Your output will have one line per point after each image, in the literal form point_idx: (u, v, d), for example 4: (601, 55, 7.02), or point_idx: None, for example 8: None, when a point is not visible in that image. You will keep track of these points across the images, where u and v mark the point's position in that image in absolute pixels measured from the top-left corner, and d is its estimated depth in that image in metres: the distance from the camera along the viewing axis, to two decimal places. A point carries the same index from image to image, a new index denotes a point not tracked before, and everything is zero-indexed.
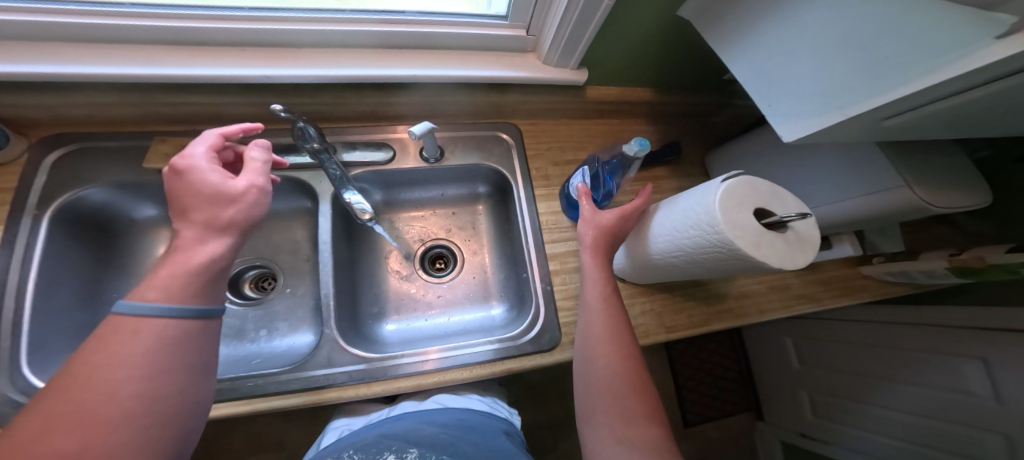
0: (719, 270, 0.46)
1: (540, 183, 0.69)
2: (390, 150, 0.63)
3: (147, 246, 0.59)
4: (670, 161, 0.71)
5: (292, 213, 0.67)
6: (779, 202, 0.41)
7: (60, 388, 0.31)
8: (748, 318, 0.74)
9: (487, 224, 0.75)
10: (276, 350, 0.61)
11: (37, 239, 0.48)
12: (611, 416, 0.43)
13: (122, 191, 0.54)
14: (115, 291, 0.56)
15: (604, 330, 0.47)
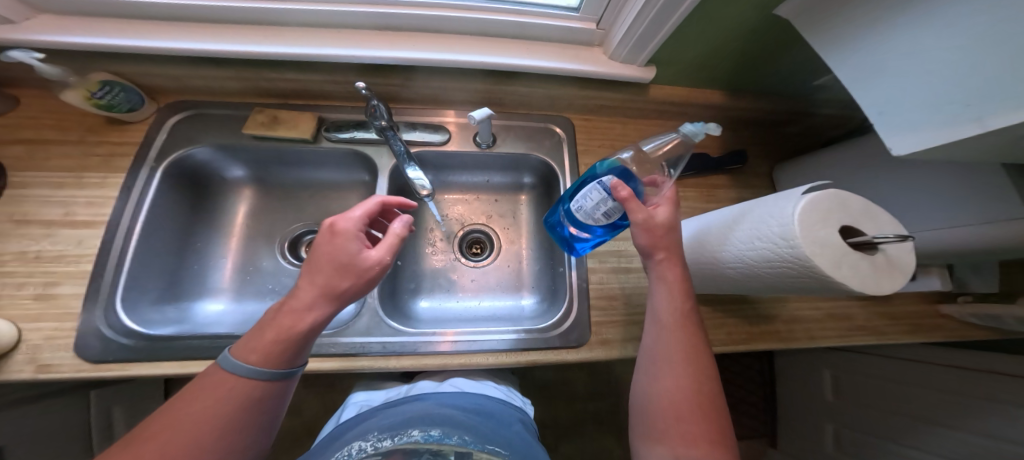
0: (782, 287, 0.45)
1: None
2: (446, 133, 0.65)
3: (229, 204, 0.64)
4: (734, 168, 0.70)
5: (349, 185, 0.68)
6: (871, 221, 0.40)
7: (144, 437, 0.34)
8: (794, 343, 0.71)
9: (528, 215, 0.76)
10: None
11: (149, 189, 0.54)
12: (668, 440, 0.40)
13: (221, 152, 0.60)
14: (199, 242, 0.61)
15: (671, 353, 0.43)
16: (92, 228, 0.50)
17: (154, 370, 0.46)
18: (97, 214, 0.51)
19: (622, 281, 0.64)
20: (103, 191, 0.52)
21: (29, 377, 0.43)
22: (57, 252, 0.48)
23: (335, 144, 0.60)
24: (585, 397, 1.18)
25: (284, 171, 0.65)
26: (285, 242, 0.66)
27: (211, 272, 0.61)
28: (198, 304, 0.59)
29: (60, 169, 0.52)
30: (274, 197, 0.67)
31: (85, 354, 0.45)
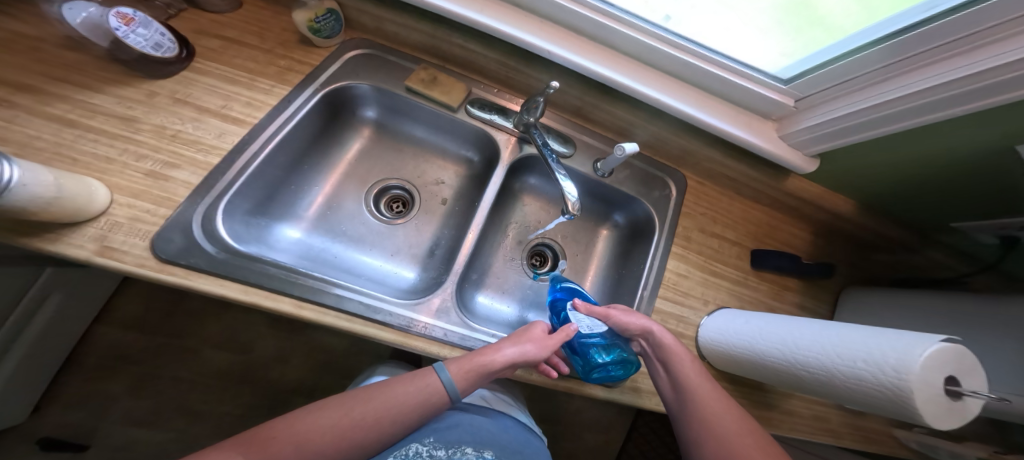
0: (856, 402, 0.47)
1: (681, 242, 0.69)
2: (571, 148, 0.68)
3: (346, 140, 0.64)
4: (815, 278, 0.73)
5: (450, 158, 0.69)
6: (971, 378, 0.41)
7: (369, 391, 0.43)
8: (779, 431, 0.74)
9: (603, 252, 0.77)
10: (379, 276, 0.60)
11: (305, 106, 0.55)
12: None
13: (377, 94, 0.61)
14: (306, 166, 0.60)
15: (713, 412, 0.44)
16: (240, 127, 0.49)
17: (216, 287, 0.43)
18: (251, 115, 0.50)
19: None
20: (258, 94, 0.52)
21: (85, 258, 0.39)
22: (193, 137, 0.47)
23: (469, 119, 0.62)
24: (537, 418, 1.19)
25: (405, 125, 0.66)
26: (375, 189, 0.66)
27: (301, 198, 0.60)
28: (278, 227, 0.57)
29: (243, 69, 0.52)
30: (383, 144, 0.67)
31: (158, 251, 0.41)
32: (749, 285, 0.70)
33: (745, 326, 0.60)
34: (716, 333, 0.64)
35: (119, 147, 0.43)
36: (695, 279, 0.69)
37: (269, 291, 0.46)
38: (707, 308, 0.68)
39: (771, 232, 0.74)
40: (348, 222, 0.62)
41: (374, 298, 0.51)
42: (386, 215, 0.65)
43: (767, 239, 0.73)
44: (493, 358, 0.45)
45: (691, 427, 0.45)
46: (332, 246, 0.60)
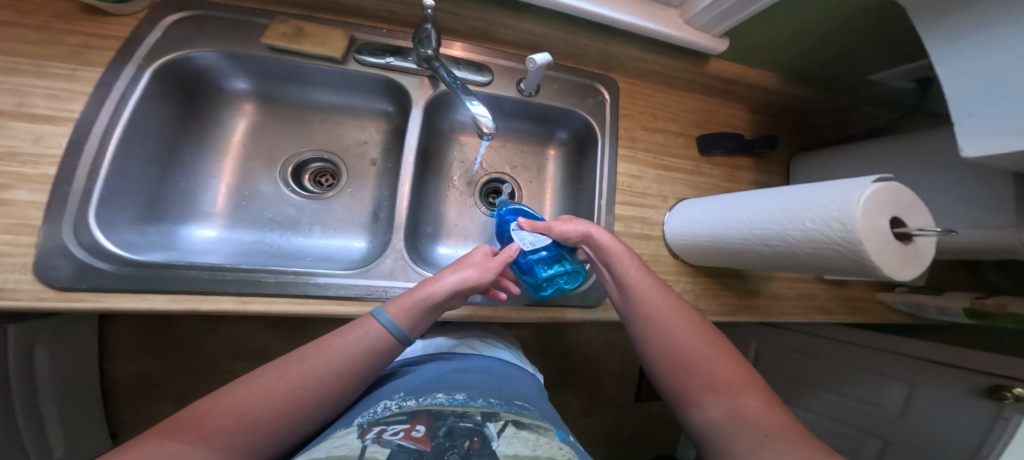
0: (819, 266, 0.47)
1: (626, 143, 0.68)
2: (489, 75, 0.62)
3: (225, 119, 0.57)
4: (760, 153, 0.75)
5: (367, 113, 0.62)
6: (914, 216, 0.41)
7: (305, 351, 0.39)
8: (770, 317, 0.76)
9: (556, 173, 0.76)
10: (326, 252, 0.56)
11: (135, 90, 0.45)
12: (708, 392, 0.39)
13: (227, 59, 0.51)
14: (187, 156, 0.54)
15: (662, 310, 0.46)
16: (60, 126, 0.41)
17: (139, 303, 0.40)
18: (66, 109, 0.42)
19: (641, 247, 0.68)
20: (76, 85, 0.43)
21: None
22: (7, 148, 0.39)
23: (363, 69, 0.54)
24: (550, 356, 1.22)
25: (289, 88, 0.57)
26: (289, 165, 0.59)
27: (202, 192, 0.54)
28: (186, 228, 0.51)
29: (22, 54, 0.42)
30: (275, 115, 0.59)
31: (50, 281, 0.37)
32: (704, 172, 0.71)
33: (702, 217, 0.60)
34: (682, 227, 0.64)
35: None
36: (649, 178, 0.69)
37: (199, 294, 0.42)
38: (668, 204, 0.70)
39: (711, 118, 0.73)
40: (271, 206, 0.56)
41: (319, 273, 0.47)
42: (312, 190, 0.59)
43: (710, 126, 0.73)
44: (434, 288, 0.43)
45: (636, 323, 0.47)
46: (265, 236, 0.55)
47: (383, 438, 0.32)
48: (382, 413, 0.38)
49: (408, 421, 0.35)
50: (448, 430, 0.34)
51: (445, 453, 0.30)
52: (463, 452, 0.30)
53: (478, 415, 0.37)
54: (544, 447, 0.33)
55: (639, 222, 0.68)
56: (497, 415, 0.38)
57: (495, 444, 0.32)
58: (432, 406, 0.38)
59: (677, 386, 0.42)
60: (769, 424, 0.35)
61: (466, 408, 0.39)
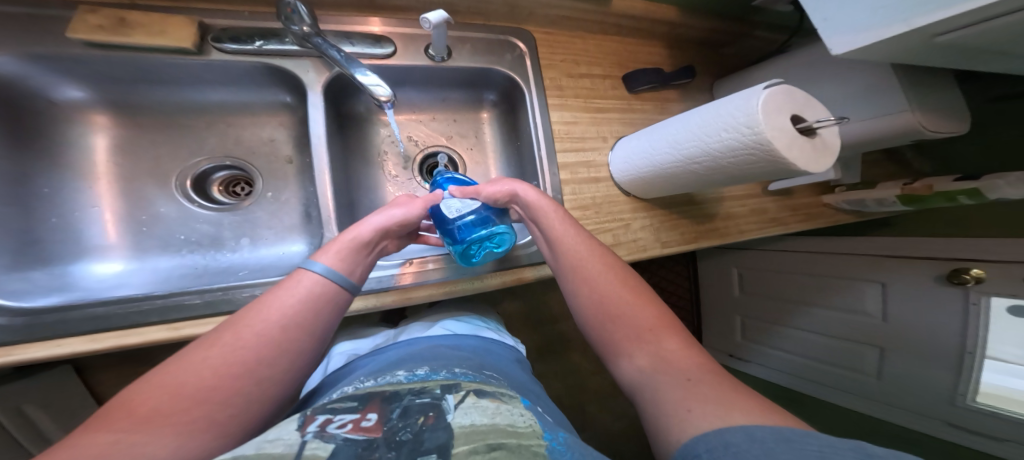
0: (745, 174, 0.48)
1: (554, 93, 0.67)
2: (391, 45, 0.58)
3: (79, 139, 0.49)
4: (682, 83, 0.77)
5: (264, 107, 0.57)
6: (811, 110, 0.43)
7: (233, 323, 0.36)
8: (729, 238, 0.78)
9: (493, 135, 0.74)
10: (262, 260, 0.52)
11: None
12: (632, 343, 0.41)
13: (38, 65, 0.43)
14: (47, 187, 0.46)
15: (592, 264, 0.46)
16: None
17: (58, 351, 0.36)
18: None
19: (592, 190, 0.67)
20: None
21: None
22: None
23: (230, 58, 0.48)
24: (540, 327, 1.23)
25: (147, 90, 0.50)
26: (188, 178, 0.54)
27: (85, 225, 0.47)
28: (81, 266, 0.45)
29: None
30: (146, 127, 0.52)
31: None
32: (636, 109, 0.73)
33: (638, 148, 0.61)
34: (624, 164, 0.64)
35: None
36: (586, 122, 0.68)
37: (119, 330, 0.38)
38: (609, 144, 0.70)
39: (631, 59, 0.74)
40: (182, 227, 0.51)
41: (253, 284, 0.42)
42: (225, 201, 0.55)
43: (632, 64, 0.74)
44: (360, 228, 0.44)
45: (567, 281, 0.48)
46: (185, 259, 0.50)
47: (327, 432, 0.28)
48: (337, 395, 0.37)
49: (359, 408, 0.32)
50: (402, 410, 0.32)
51: (395, 436, 0.28)
52: (415, 431, 0.29)
53: (438, 388, 0.36)
54: (505, 414, 0.31)
55: (583, 166, 0.67)
56: (458, 385, 0.36)
57: (450, 416, 0.30)
58: (385, 388, 0.37)
59: (606, 335, 0.43)
60: (686, 365, 0.37)
61: (424, 383, 0.37)
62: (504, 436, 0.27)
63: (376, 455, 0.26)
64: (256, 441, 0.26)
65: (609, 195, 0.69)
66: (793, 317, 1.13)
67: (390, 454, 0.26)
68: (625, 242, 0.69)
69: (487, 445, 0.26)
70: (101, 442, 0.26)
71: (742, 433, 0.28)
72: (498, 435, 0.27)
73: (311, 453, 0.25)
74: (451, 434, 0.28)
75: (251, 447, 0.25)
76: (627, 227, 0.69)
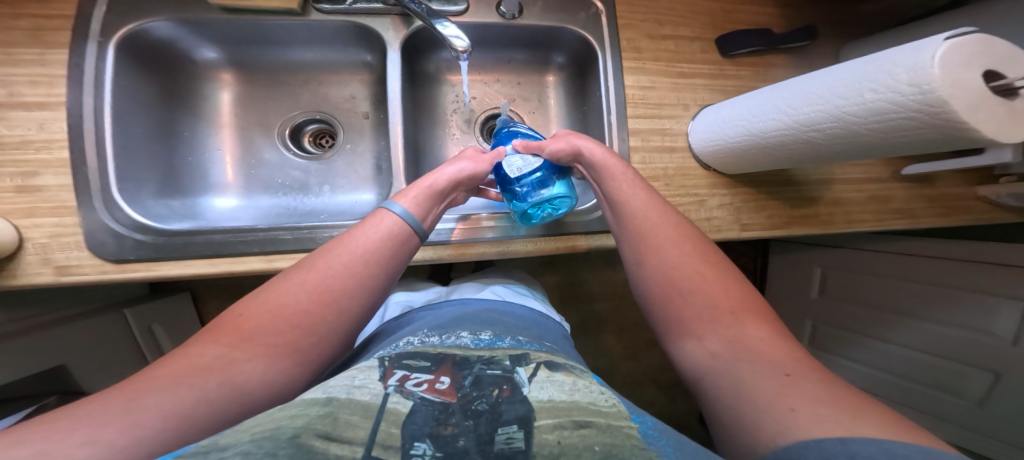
0: (892, 144, 0.39)
1: (632, 55, 0.61)
2: (464, 3, 0.58)
3: (208, 92, 0.57)
4: (795, 49, 0.66)
5: (348, 67, 0.61)
6: (1011, 64, 0.33)
7: (308, 264, 0.40)
8: (833, 227, 0.67)
9: (558, 99, 0.71)
10: (340, 206, 0.58)
11: (107, 67, 0.45)
12: (706, 327, 0.38)
13: (186, 28, 0.50)
14: (185, 131, 0.55)
15: (664, 236, 0.44)
16: (49, 111, 0.42)
17: (186, 268, 0.44)
18: (54, 94, 0.43)
19: (664, 161, 0.62)
20: (48, 70, 0.43)
21: (52, 281, 0.41)
22: (20, 138, 0.41)
23: (326, 18, 0.52)
24: (585, 303, 1.21)
25: (260, 51, 0.57)
26: (285, 129, 0.61)
27: (210, 165, 0.56)
28: (206, 199, 0.55)
29: None
30: (256, 83, 0.59)
31: (102, 253, 0.42)
32: (727, 74, 0.64)
33: (733, 112, 0.54)
34: (710, 131, 0.57)
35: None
36: (664, 88, 0.62)
37: (231, 257, 0.45)
38: (690, 113, 0.63)
39: (728, 18, 0.65)
40: (280, 171, 0.59)
41: (332, 226, 0.48)
42: (313, 151, 0.61)
43: (727, 25, 0.64)
44: (434, 178, 0.47)
45: (632, 252, 0.46)
46: (281, 199, 0.57)
47: (405, 389, 0.28)
48: (403, 350, 0.37)
49: (433, 369, 0.32)
50: (475, 380, 0.30)
51: (471, 404, 0.27)
52: (492, 402, 0.27)
53: (507, 359, 0.35)
54: (584, 391, 0.30)
55: (656, 133, 0.61)
56: (528, 357, 0.35)
57: (527, 391, 0.28)
58: (455, 350, 0.36)
59: (672, 314, 0.41)
60: (777, 356, 0.33)
61: (493, 352, 0.36)
62: (593, 414, 0.26)
63: (452, 422, 0.25)
64: (345, 388, 0.28)
65: (682, 169, 0.62)
66: (883, 329, 0.95)
67: (469, 422, 0.25)
68: (697, 222, 0.63)
69: (574, 422, 0.25)
70: (203, 357, 0.32)
71: (877, 447, 0.23)
72: (583, 412, 0.26)
73: (392, 407, 0.25)
74: (531, 407, 0.26)
75: (341, 393, 0.27)
76: (702, 204, 0.63)
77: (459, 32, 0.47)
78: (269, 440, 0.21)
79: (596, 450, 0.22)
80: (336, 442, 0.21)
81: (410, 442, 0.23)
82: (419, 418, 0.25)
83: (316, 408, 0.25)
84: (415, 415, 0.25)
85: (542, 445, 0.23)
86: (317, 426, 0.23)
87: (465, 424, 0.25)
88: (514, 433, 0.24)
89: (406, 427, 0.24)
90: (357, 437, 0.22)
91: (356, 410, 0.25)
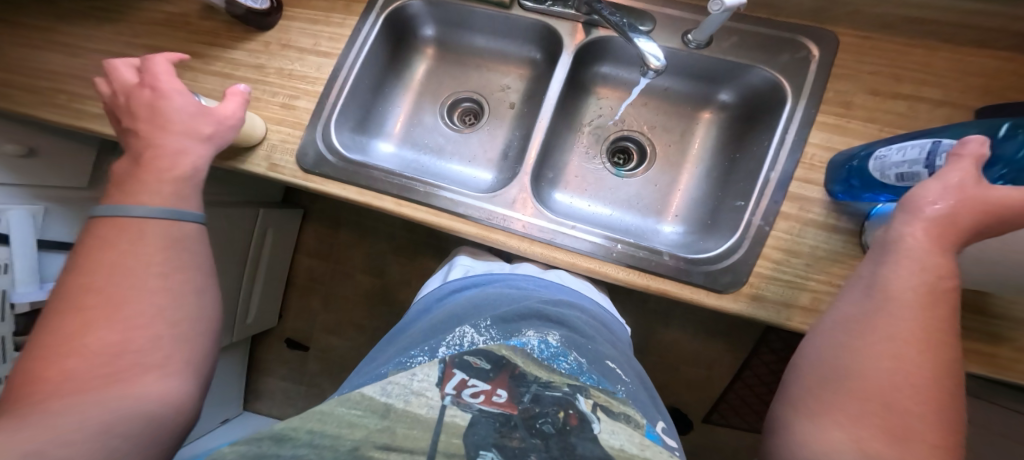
0: None
1: (836, 108, 0.53)
2: (652, 25, 0.59)
3: (413, 62, 0.68)
4: None
5: (525, 60, 0.66)
6: None
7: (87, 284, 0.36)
8: (1016, 379, 0.51)
9: (705, 139, 0.69)
10: (463, 177, 0.64)
11: (372, 32, 0.58)
12: (878, 433, 0.30)
13: (431, 9, 0.62)
14: (387, 89, 0.66)
15: (908, 325, 0.33)
16: (327, 58, 0.56)
17: (344, 192, 0.54)
18: (332, 46, 0.57)
19: (817, 239, 0.52)
20: (342, 29, 0.57)
21: (263, 173, 0.52)
22: (301, 73, 0.56)
23: (524, 14, 0.58)
24: (644, 350, 1.15)
25: (464, 35, 0.66)
26: (448, 102, 0.69)
27: (388, 118, 0.67)
28: (375, 141, 0.65)
29: (314, 8, 0.58)
30: (448, 61, 0.69)
31: (302, 163, 0.53)
32: None
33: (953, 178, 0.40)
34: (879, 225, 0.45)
35: (260, 89, 0.55)
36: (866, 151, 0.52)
37: (373, 193, 0.54)
38: None
39: (1004, 87, 0.51)
40: (427, 133, 0.67)
41: (451, 191, 0.55)
42: (460, 125, 0.68)
43: (1004, 95, 0.50)
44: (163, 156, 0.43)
45: (847, 322, 0.36)
46: (421, 157, 0.66)
47: (463, 400, 0.27)
48: (465, 347, 0.37)
49: (490, 379, 0.30)
50: (534, 397, 0.29)
51: (534, 422, 0.27)
52: (558, 426, 0.27)
53: (566, 387, 0.31)
54: (655, 449, 0.28)
55: (825, 206, 0.52)
56: (585, 389, 0.32)
57: (597, 429, 0.27)
58: (517, 360, 0.34)
59: (826, 399, 0.33)
60: None
61: (552, 377, 0.32)
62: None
63: (516, 436, 0.25)
64: (404, 392, 0.27)
65: None
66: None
67: (535, 440, 0.25)
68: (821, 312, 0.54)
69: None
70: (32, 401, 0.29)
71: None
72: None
73: (450, 420, 0.25)
74: (606, 451, 0.25)
75: (400, 398, 0.26)
76: None
77: (651, 44, 0.47)
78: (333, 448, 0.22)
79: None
80: (398, 450, 0.22)
81: (474, 450, 0.23)
82: (479, 430, 0.25)
83: (379, 416, 0.25)
84: (476, 427, 0.25)
85: None
86: (379, 437, 0.24)
87: (530, 441, 0.25)
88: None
89: (468, 438, 0.24)
90: (418, 447, 0.23)
91: (414, 423, 0.24)
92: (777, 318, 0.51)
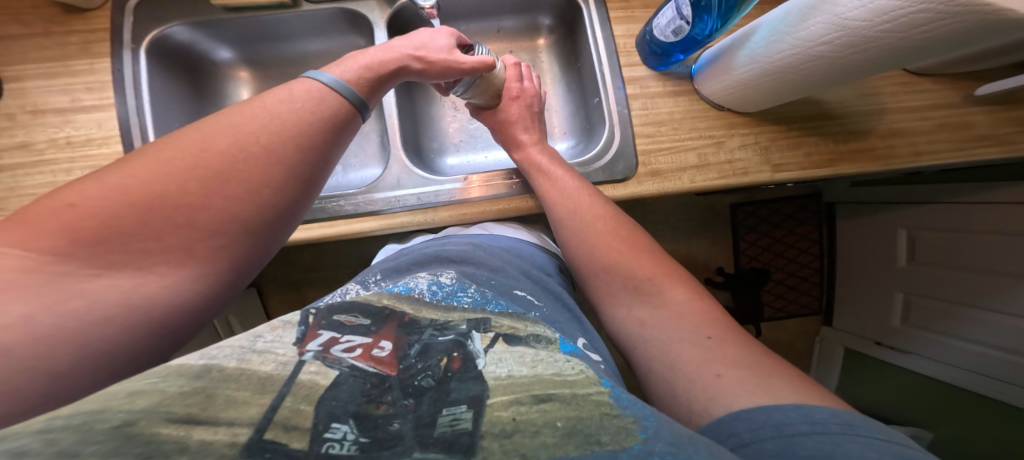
0: (893, 57, 0.36)
1: (619, 4, 0.62)
2: None
3: (226, 88, 0.67)
4: None
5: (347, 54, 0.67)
6: None
7: None
8: (895, 161, 0.58)
9: (551, 61, 0.73)
10: (351, 182, 0.63)
11: (140, 70, 0.54)
12: (632, 299, 0.43)
13: (198, 30, 0.59)
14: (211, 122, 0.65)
15: (597, 222, 0.48)
16: (100, 112, 0.51)
17: None
18: (101, 98, 0.51)
19: (670, 106, 0.60)
20: (99, 76, 0.52)
21: None
22: (83, 136, 0.50)
23: (316, 6, 0.58)
24: None
25: (265, 47, 0.66)
26: None
27: None
28: None
29: (45, 59, 0.51)
30: (267, 76, 0.69)
31: None
32: None
33: (711, 48, 0.55)
34: (705, 73, 0.56)
35: (49, 171, 0.48)
36: None
37: None
38: (692, 58, 0.61)
39: None
40: None
41: (339, 197, 0.53)
42: None
43: None
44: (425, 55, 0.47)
45: (571, 238, 0.49)
46: None
47: (330, 355, 0.24)
48: (346, 304, 0.33)
49: (372, 332, 0.28)
50: (422, 348, 0.26)
51: (413, 379, 0.23)
52: (439, 376, 0.24)
53: (463, 324, 0.30)
54: (548, 361, 0.27)
55: (656, 79, 0.60)
56: (488, 323, 0.31)
57: (482, 364, 0.25)
58: (405, 308, 0.32)
59: (606, 296, 0.45)
60: (699, 322, 0.38)
61: (449, 316, 0.32)
62: (555, 386, 0.24)
63: (387, 399, 0.21)
64: (239, 352, 0.23)
65: (691, 111, 0.60)
66: (1004, 298, 0.75)
67: (409, 401, 0.22)
68: (715, 165, 0.58)
69: (534, 396, 0.23)
70: None
71: (798, 414, 0.27)
72: (545, 385, 0.24)
73: (305, 379, 0.21)
74: (487, 386, 0.23)
75: (231, 358, 0.22)
76: (720, 146, 0.59)
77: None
78: (85, 426, 0.15)
79: (558, 426, 0.21)
80: (204, 420, 0.17)
81: (327, 423, 0.19)
82: (341, 393, 0.21)
83: (190, 377, 0.20)
84: (339, 389, 0.21)
85: (494, 422, 0.20)
86: (181, 401, 0.18)
87: (402, 404, 0.21)
88: (462, 414, 0.21)
89: (324, 405, 0.20)
90: (244, 416, 0.18)
91: (251, 383, 0.20)
92: (659, 188, 0.57)
